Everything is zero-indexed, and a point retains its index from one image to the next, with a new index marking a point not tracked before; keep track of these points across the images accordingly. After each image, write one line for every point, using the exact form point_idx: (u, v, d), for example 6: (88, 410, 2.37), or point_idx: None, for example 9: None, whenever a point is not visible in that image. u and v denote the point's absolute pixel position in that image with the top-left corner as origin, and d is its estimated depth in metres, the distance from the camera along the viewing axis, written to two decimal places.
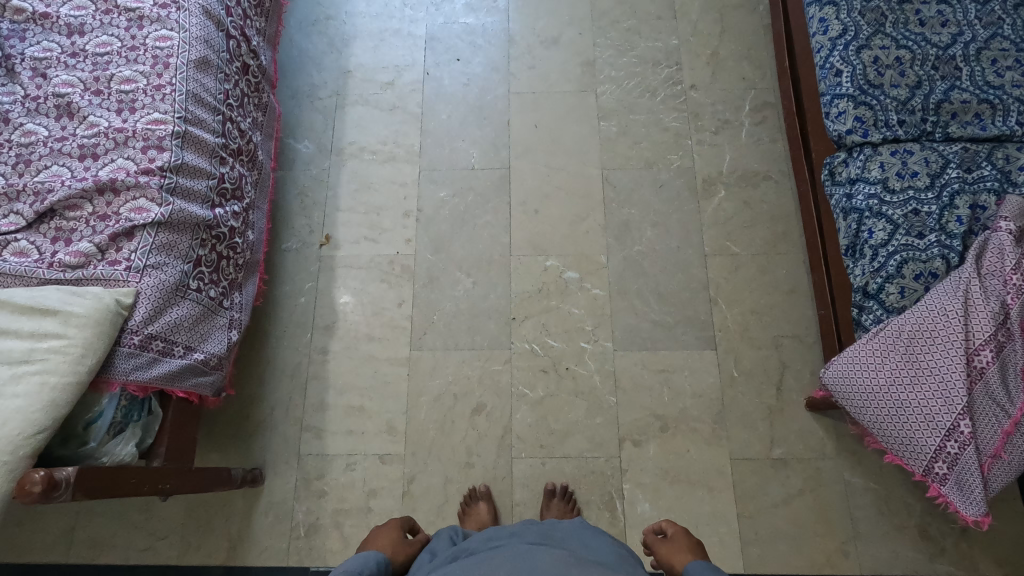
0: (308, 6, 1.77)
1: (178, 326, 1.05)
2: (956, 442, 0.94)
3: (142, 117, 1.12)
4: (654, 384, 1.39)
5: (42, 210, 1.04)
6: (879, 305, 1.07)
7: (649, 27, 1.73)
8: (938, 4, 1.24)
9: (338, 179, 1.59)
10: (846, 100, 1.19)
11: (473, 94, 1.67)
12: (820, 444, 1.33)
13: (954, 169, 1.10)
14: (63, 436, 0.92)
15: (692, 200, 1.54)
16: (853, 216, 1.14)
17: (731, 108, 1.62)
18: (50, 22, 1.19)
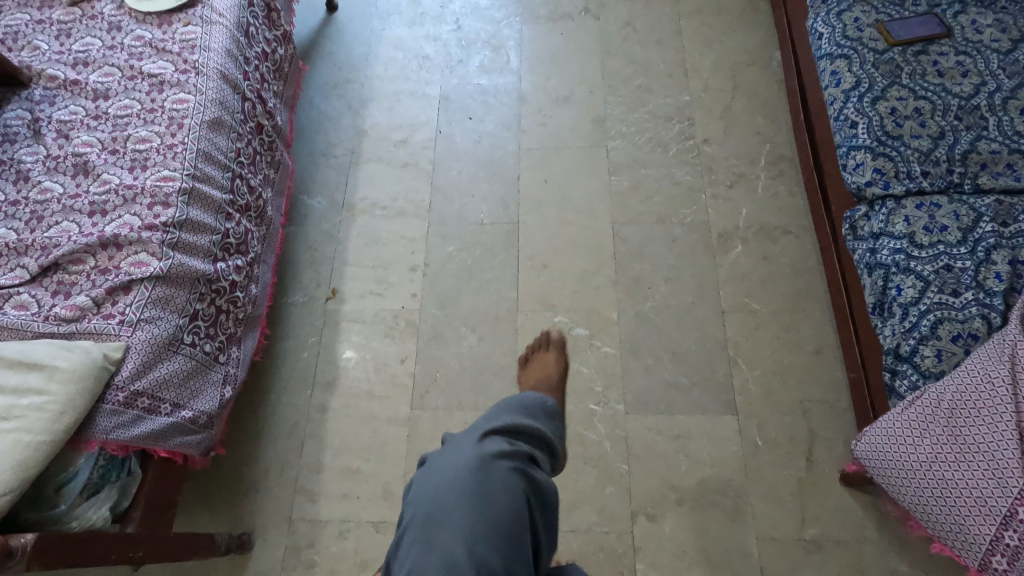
0: (329, 71, 1.85)
1: (167, 382, 1.02)
2: (1015, 533, 0.80)
3: (152, 174, 1.15)
4: (669, 451, 1.29)
5: (46, 264, 1.05)
6: (913, 370, 0.97)
7: (660, 84, 1.73)
8: (958, 54, 1.19)
9: (348, 233, 1.60)
10: (864, 151, 1.14)
11: (484, 150, 1.68)
12: (858, 524, 1.19)
13: (988, 222, 1.03)
14: (31, 498, 0.87)
15: (707, 254, 1.49)
16: (879, 272, 1.06)
17: (746, 162, 1.59)
18: (79, 88, 1.26)
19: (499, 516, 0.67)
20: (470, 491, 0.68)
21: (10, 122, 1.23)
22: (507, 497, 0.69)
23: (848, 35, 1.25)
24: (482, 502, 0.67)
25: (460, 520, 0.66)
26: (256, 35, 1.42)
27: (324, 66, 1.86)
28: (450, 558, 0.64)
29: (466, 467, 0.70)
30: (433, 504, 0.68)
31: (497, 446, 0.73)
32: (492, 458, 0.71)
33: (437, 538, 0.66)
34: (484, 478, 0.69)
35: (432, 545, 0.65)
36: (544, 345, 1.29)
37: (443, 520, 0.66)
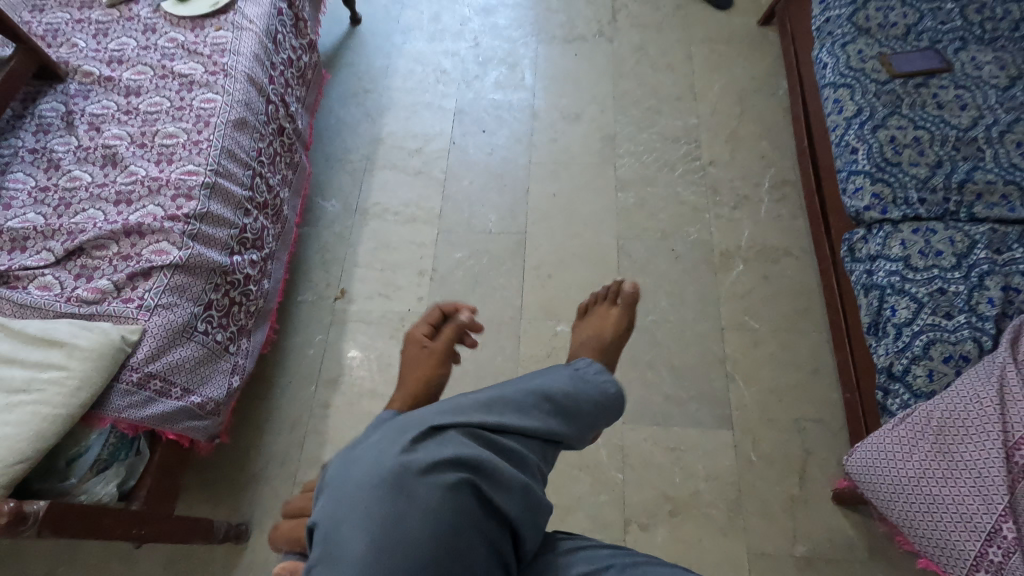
0: (350, 80, 1.92)
1: (179, 366, 1.06)
2: (999, 549, 0.81)
3: (177, 168, 1.20)
4: (664, 463, 1.30)
5: (71, 248, 1.09)
6: (905, 389, 0.99)
7: (669, 106, 1.79)
8: (957, 88, 1.23)
9: (359, 236, 1.64)
10: (863, 176, 1.17)
11: (495, 162, 1.74)
12: (849, 544, 1.20)
13: (982, 249, 1.05)
14: (44, 469, 0.91)
15: (709, 272, 1.52)
16: (874, 292, 1.09)
17: (750, 185, 1.63)
18: (112, 84, 1.32)
19: (408, 539, 0.61)
20: (382, 505, 0.63)
21: (44, 113, 1.29)
22: (425, 515, 0.63)
23: (851, 65, 1.30)
24: (393, 517, 0.62)
25: (365, 533, 0.62)
26: (284, 42, 1.48)
27: (345, 75, 1.92)
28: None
29: (388, 474, 0.65)
30: (342, 506, 0.65)
31: (432, 452, 0.67)
32: (421, 465, 0.66)
33: (337, 550, 0.62)
34: (404, 492, 0.64)
35: (333, 557, 0.62)
36: (609, 297, 1.19)
37: (345, 533, 0.63)
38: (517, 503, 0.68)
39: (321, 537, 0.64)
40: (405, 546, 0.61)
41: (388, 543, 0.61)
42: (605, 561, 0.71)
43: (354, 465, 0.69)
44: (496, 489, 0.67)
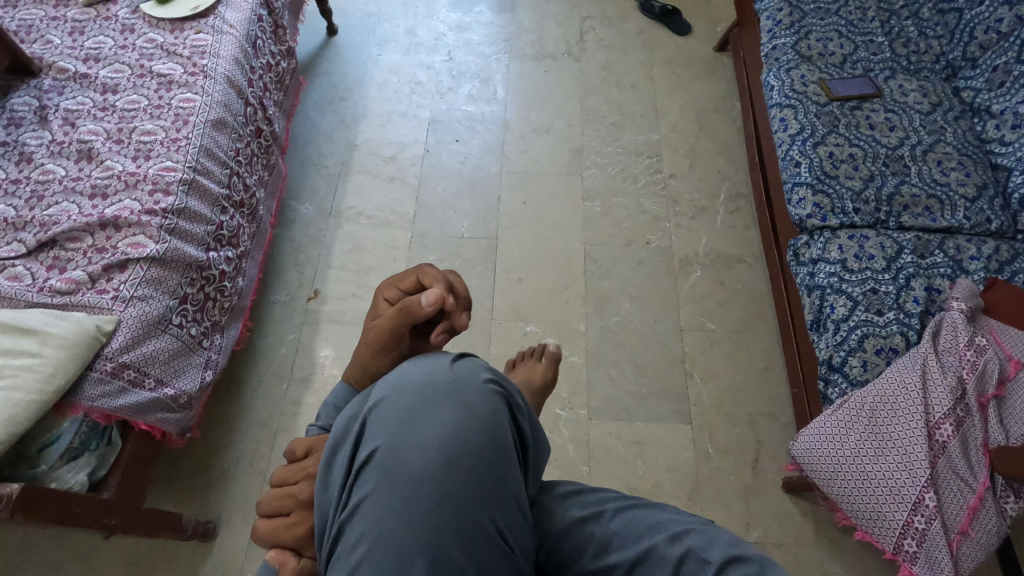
0: (326, 88, 1.96)
1: (154, 358, 1.06)
2: (923, 516, 0.92)
3: (155, 164, 1.22)
4: (627, 456, 1.37)
5: (45, 240, 1.09)
6: (843, 378, 1.09)
7: (633, 123, 1.90)
8: (886, 111, 1.37)
9: (333, 238, 1.67)
10: (806, 188, 1.29)
11: (467, 170, 1.80)
12: (798, 528, 1.29)
13: (908, 254, 1.18)
14: (15, 455, 0.90)
15: (670, 277, 1.61)
16: (816, 292, 1.19)
17: (707, 197, 1.74)
18: (88, 81, 1.33)
19: (474, 448, 0.59)
20: (444, 416, 0.60)
21: (16, 108, 1.28)
22: (483, 428, 0.61)
23: (794, 88, 1.43)
24: (455, 431, 0.59)
25: (428, 446, 0.58)
26: (263, 48, 1.52)
27: (321, 83, 1.97)
28: (414, 491, 0.56)
29: (441, 390, 0.62)
30: (395, 424, 0.60)
31: (473, 373, 0.65)
32: (469, 384, 0.63)
33: (398, 470, 0.57)
34: (460, 408, 0.61)
35: (392, 478, 0.57)
36: (535, 355, 1.24)
37: (405, 449, 0.58)
38: (533, 428, 0.70)
39: (373, 459, 0.58)
40: (468, 459, 0.59)
41: (454, 454, 0.58)
42: (599, 505, 0.73)
43: (393, 390, 0.63)
44: (524, 413, 0.68)
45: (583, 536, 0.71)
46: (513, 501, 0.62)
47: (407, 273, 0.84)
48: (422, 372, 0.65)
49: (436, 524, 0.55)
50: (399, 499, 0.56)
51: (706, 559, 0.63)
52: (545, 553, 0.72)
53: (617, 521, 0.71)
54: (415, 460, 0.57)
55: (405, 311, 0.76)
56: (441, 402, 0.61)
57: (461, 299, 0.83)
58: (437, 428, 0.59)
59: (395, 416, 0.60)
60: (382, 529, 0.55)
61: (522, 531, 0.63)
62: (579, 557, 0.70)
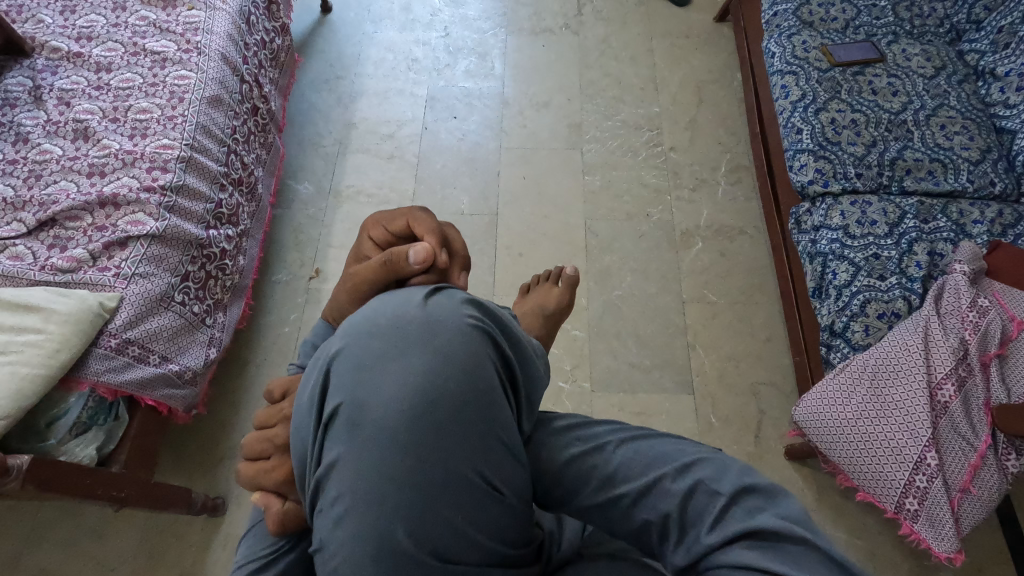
0: (322, 67, 1.94)
1: (157, 334, 1.07)
2: (924, 475, 0.92)
3: (152, 142, 1.21)
4: (630, 426, 1.38)
5: (44, 219, 1.09)
6: (846, 344, 1.09)
7: (632, 96, 1.88)
8: (889, 76, 1.36)
9: (333, 218, 1.67)
10: (807, 154, 1.27)
11: (466, 147, 1.79)
12: (800, 494, 1.30)
13: (911, 219, 1.17)
14: (23, 429, 0.91)
15: (671, 250, 1.61)
16: (818, 259, 1.19)
17: (708, 169, 1.73)
18: (82, 61, 1.32)
19: (452, 393, 0.53)
20: (415, 360, 0.54)
21: (10, 88, 1.27)
22: (461, 373, 0.54)
23: (796, 55, 1.41)
24: (429, 381, 0.53)
25: (398, 395, 0.52)
26: (256, 24, 1.50)
27: (316, 62, 1.95)
28: (387, 448, 0.51)
29: (411, 331, 0.56)
30: (360, 373, 0.54)
31: (450, 310, 0.58)
32: (443, 321, 0.56)
33: (366, 424, 0.52)
34: (434, 353, 0.55)
35: (364, 435, 0.52)
36: (552, 279, 1.27)
37: (373, 401, 0.52)
38: (523, 363, 0.63)
39: (340, 413, 0.53)
40: (446, 410, 0.53)
41: (430, 401, 0.52)
42: (601, 439, 0.69)
43: (360, 333, 0.56)
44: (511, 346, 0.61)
45: (585, 469, 0.67)
46: (503, 447, 0.57)
47: (398, 215, 0.74)
48: (390, 311, 0.57)
49: (415, 483, 0.51)
50: (373, 458, 0.51)
51: (717, 489, 0.58)
52: (542, 490, 0.69)
53: (620, 453, 0.66)
54: (387, 414, 0.52)
55: (390, 263, 0.66)
56: (413, 347, 0.55)
57: (458, 258, 0.73)
58: (408, 378, 0.53)
59: (362, 366, 0.54)
60: (358, 488, 0.50)
61: (517, 479, 0.58)
62: (578, 492, 0.67)
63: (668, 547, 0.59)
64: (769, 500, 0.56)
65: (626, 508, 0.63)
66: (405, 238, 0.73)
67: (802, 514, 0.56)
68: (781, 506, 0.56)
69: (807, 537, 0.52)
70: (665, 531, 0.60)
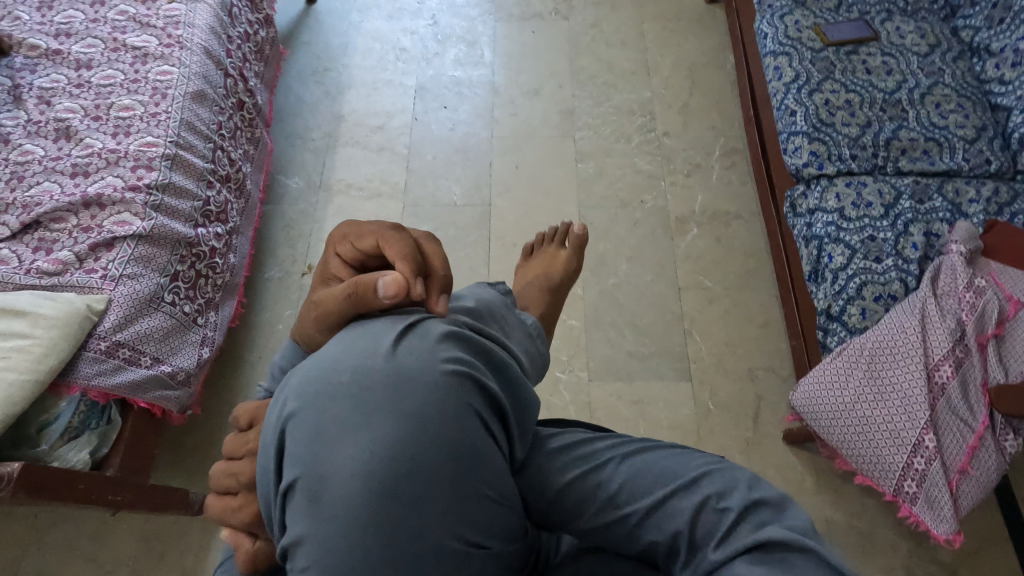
0: (309, 59, 1.91)
1: (148, 335, 1.06)
2: (922, 457, 0.92)
3: (135, 140, 1.19)
4: (628, 415, 1.37)
5: (28, 221, 1.07)
6: (842, 327, 1.08)
7: (624, 81, 1.85)
8: (883, 55, 1.34)
9: (324, 213, 1.65)
10: (802, 136, 1.26)
11: (457, 137, 1.77)
12: (799, 479, 1.30)
13: (907, 200, 1.16)
14: (15, 435, 0.91)
15: (666, 237, 1.59)
16: (814, 243, 1.17)
17: (702, 153, 1.71)
18: (61, 58, 1.29)
19: (428, 449, 0.53)
20: (384, 421, 0.53)
21: None
22: (434, 429, 0.54)
23: (789, 35, 1.38)
24: (391, 449, 0.52)
25: (368, 458, 0.52)
26: (239, 16, 1.47)
27: (303, 54, 1.92)
28: (353, 522, 0.50)
29: (380, 387, 0.55)
30: (324, 437, 0.53)
31: (420, 358, 0.57)
32: (414, 374, 0.56)
33: (334, 491, 0.51)
34: (399, 414, 0.53)
35: (333, 502, 0.51)
36: (558, 240, 1.25)
37: (341, 466, 0.52)
38: (504, 397, 0.63)
39: (303, 480, 0.52)
40: (413, 479, 0.52)
41: (403, 461, 0.52)
42: (601, 458, 0.68)
43: (325, 390, 0.55)
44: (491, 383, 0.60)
45: (586, 490, 0.66)
46: (484, 497, 0.56)
47: (368, 229, 0.68)
48: (356, 364, 0.56)
49: (387, 554, 0.51)
50: (340, 533, 0.50)
51: (725, 506, 0.57)
52: (540, 512, 0.68)
53: (622, 471, 0.65)
54: (349, 489, 0.51)
55: (358, 294, 0.61)
56: (373, 415, 0.53)
57: (436, 279, 0.65)
58: (378, 439, 0.52)
59: (320, 438, 0.53)
60: (328, 561, 0.50)
61: (500, 525, 0.58)
62: (580, 514, 0.66)
63: (676, 566, 0.59)
64: (777, 512, 0.56)
65: (632, 527, 0.62)
66: (377, 257, 0.68)
67: (808, 526, 0.55)
68: (787, 517, 0.55)
69: (815, 548, 0.50)
70: (673, 549, 0.59)
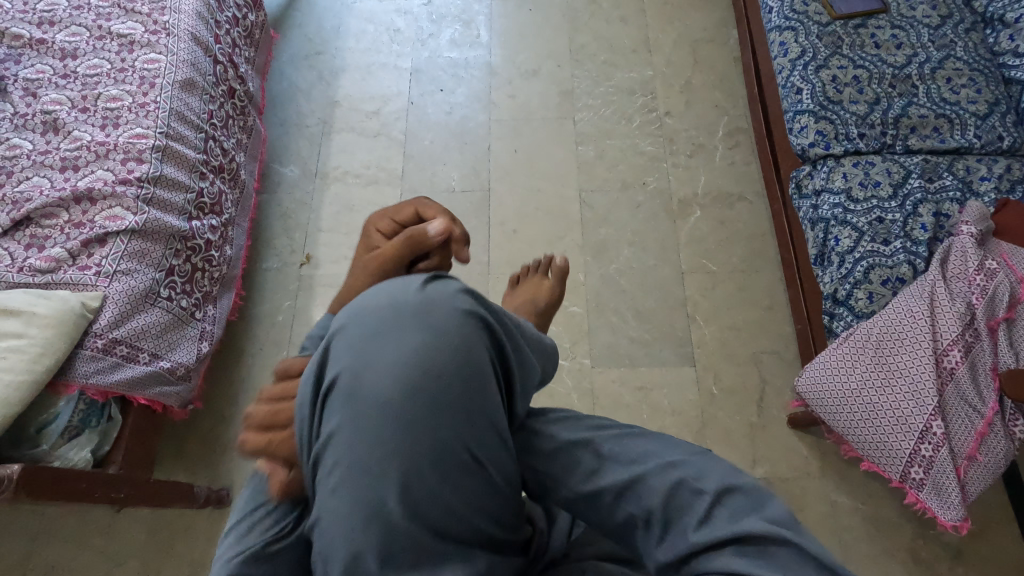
0: (301, 42, 1.86)
1: (145, 332, 1.05)
2: (930, 444, 0.91)
3: (125, 131, 1.16)
4: (632, 401, 1.37)
5: (18, 218, 1.06)
6: (849, 311, 1.06)
7: (624, 59, 1.80)
8: (893, 28, 1.29)
9: (321, 201, 1.63)
10: (808, 115, 1.22)
11: (454, 121, 1.73)
12: (804, 462, 1.29)
13: (916, 179, 1.13)
14: (14, 436, 0.90)
15: (668, 220, 1.57)
16: (820, 225, 1.15)
17: (705, 133, 1.67)
18: (45, 47, 1.26)
19: (449, 377, 0.53)
20: (411, 342, 0.53)
21: None
22: (456, 360, 0.53)
23: (795, 8, 1.34)
24: (421, 373, 0.52)
25: (393, 376, 0.51)
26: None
27: (295, 37, 1.87)
28: (377, 466, 0.50)
29: (409, 313, 0.54)
30: (355, 354, 0.53)
31: (449, 295, 0.56)
32: (441, 307, 0.55)
33: (362, 401, 0.51)
34: (424, 342, 0.53)
35: (359, 412, 0.51)
36: (541, 270, 1.21)
37: (369, 382, 0.51)
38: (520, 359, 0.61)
39: (336, 386, 0.52)
40: (439, 430, 0.52)
41: (427, 382, 0.52)
42: (593, 429, 0.67)
43: (358, 314, 0.55)
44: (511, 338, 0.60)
45: (571, 459, 0.65)
46: (494, 431, 0.56)
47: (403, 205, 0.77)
48: (388, 292, 0.56)
49: (407, 506, 0.50)
50: (363, 444, 0.51)
51: (701, 488, 0.56)
52: (527, 478, 0.68)
53: (611, 442, 0.64)
54: (380, 426, 0.51)
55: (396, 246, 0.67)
56: (405, 356, 0.52)
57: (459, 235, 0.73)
58: (404, 361, 0.52)
59: (355, 379, 0.52)
60: (347, 468, 0.50)
61: (500, 467, 0.57)
62: (565, 480, 0.65)
63: (649, 542, 0.58)
64: (755, 503, 0.55)
65: (611, 499, 0.61)
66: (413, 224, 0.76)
67: (788, 518, 0.54)
68: (768, 510, 0.54)
69: (789, 538, 0.51)
70: (647, 525, 0.58)
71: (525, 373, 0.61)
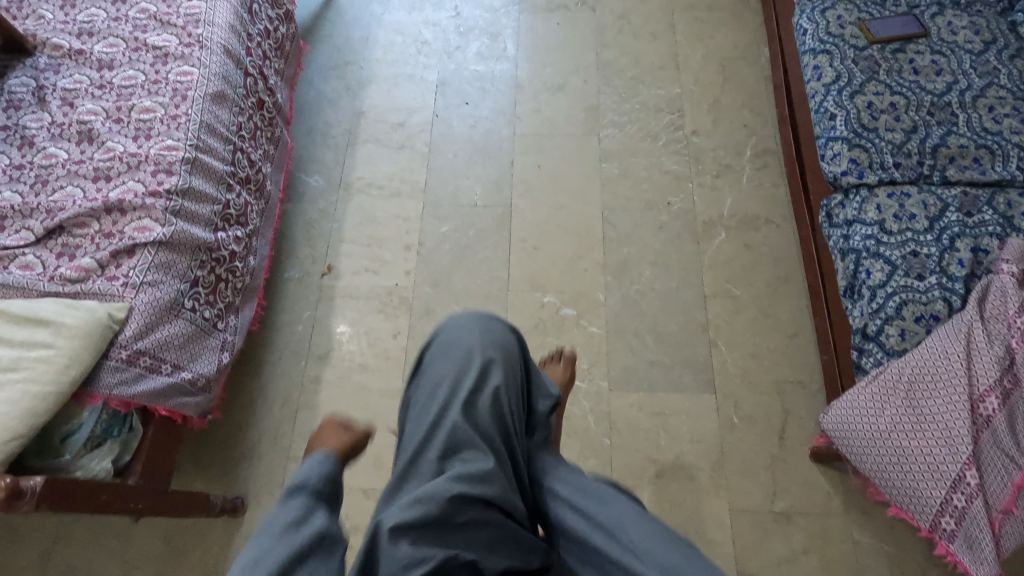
0: (330, 52, 1.88)
1: (168, 343, 1.06)
2: (963, 494, 0.87)
3: (156, 143, 1.18)
4: (649, 427, 1.35)
5: (52, 227, 1.08)
6: (879, 348, 1.03)
7: (652, 76, 1.79)
8: (933, 53, 1.25)
9: (344, 212, 1.64)
10: (841, 142, 1.19)
11: (478, 135, 1.73)
12: (826, 498, 1.26)
13: (953, 212, 1.09)
14: (40, 446, 0.92)
15: (692, 241, 1.54)
16: (851, 256, 1.12)
17: (732, 153, 1.65)
18: (83, 58, 1.29)
19: (504, 340, 0.85)
20: (488, 322, 0.87)
21: (14, 89, 1.25)
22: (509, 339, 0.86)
23: (830, 31, 1.31)
24: (492, 335, 0.84)
25: (475, 333, 0.84)
26: (259, 12, 1.45)
27: (324, 48, 1.89)
28: (449, 380, 0.78)
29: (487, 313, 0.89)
30: (454, 324, 0.87)
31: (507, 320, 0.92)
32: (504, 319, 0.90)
33: (455, 343, 0.83)
34: (494, 324, 0.87)
35: (451, 346, 0.83)
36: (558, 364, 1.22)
37: (460, 334, 0.84)
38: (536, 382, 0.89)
39: (441, 336, 0.86)
40: (482, 370, 0.80)
41: (493, 339, 0.84)
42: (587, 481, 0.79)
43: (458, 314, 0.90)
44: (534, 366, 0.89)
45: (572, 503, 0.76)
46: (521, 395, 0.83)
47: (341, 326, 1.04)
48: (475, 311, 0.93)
49: (453, 413, 0.76)
50: (451, 362, 0.81)
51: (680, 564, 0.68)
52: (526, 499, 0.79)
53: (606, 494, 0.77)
54: (451, 367, 0.81)
55: None
56: (471, 332, 0.84)
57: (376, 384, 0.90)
58: (482, 329, 0.85)
59: (446, 344, 0.84)
60: (440, 374, 0.80)
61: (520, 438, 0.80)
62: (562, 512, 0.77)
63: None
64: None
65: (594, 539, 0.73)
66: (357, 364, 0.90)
67: None
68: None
69: None
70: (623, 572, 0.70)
71: (540, 382, 0.90)
